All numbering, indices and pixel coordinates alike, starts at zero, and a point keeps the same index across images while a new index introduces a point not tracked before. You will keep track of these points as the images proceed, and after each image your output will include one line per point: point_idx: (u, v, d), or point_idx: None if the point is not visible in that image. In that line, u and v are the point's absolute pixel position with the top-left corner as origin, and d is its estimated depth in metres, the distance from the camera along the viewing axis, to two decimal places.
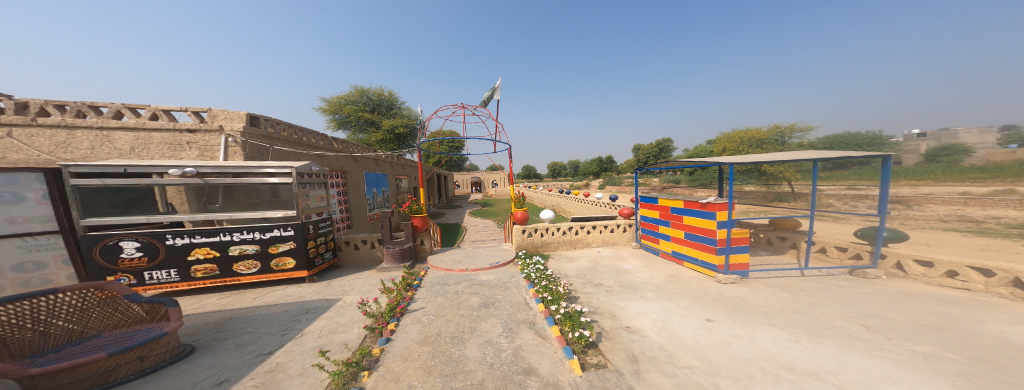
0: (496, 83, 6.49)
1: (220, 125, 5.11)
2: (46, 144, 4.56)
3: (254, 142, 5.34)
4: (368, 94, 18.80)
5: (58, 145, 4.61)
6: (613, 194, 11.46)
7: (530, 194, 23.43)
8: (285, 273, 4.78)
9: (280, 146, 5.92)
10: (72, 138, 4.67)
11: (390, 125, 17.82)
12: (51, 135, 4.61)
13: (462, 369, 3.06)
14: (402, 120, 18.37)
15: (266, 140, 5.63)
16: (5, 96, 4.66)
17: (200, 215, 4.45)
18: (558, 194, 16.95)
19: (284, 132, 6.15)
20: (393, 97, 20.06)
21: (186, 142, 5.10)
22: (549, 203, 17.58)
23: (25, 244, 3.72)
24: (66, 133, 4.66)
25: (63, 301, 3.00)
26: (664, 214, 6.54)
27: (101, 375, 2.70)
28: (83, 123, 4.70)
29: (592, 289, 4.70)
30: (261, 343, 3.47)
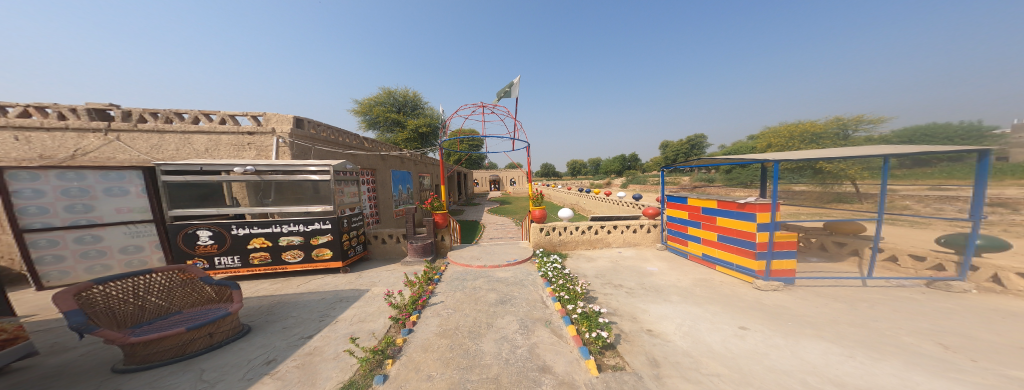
0: (516, 79, 6.52)
1: (273, 127, 5.78)
2: (145, 147, 5.53)
3: (299, 142, 5.99)
4: (395, 96, 20.03)
5: (153, 147, 5.56)
6: (637, 194, 10.63)
7: (548, 193, 23.14)
8: (323, 264, 5.25)
9: (320, 146, 6.58)
10: (163, 141, 5.61)
11: (414, 125, 18.77)
12: (149, 138, 5.58)
13: (478, 362, 3.15)
14: (426, 120, 19.34)
15: (309, 141, 6.29)
16: (116, 106, 5.71)
17: (257, 208, 5.04)
18: (579, 193, 16.58)
19: (323, 133, 6.80)
20: (418, 97, 21.14)
21: (247, 143, 5.84)
22: (571, 203, 17.26)
23: (129, 230, 4.63)
24: (158, 137, 5.61)
25: (155, 281, 3.60)
26: (694, 215, 6.12)
27: (180, 347, 3.20)
28: (171, 128, 5.64)
29: (611, 290, 4.52)
30: (302, 327, 3.86)
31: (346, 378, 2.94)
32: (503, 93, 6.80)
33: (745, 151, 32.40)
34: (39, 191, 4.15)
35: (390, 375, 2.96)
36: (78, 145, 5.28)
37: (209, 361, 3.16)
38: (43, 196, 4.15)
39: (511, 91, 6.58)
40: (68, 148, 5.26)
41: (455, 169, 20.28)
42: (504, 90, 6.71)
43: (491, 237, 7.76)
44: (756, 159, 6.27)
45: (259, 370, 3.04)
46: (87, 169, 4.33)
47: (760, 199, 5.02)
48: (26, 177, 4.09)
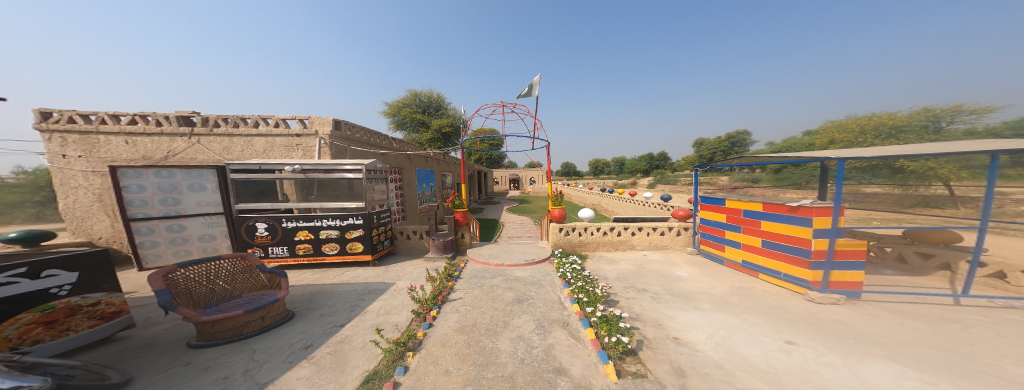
0: (536, 78, 6.59)
1: (316, 130, 6.33)
2: (218, 148, 6.19)
3: (337, 143, 6.57)
4: (420, 97, 21.30)
5: (225, 149, 6.25)
6: (665, 194, 10.11)
7: (568, 192, 22.81)
8: (356, 256, 5.66)
9: (355, 146, 7.16)
10: (232, 144, 6.30)
11: (438, 125, 19.73)
12: (223, 142, 6.27)
13: (494, 360, 3.15)
14: (449, 120, 20.22)
15: (345, 141, 6.87)
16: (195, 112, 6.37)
17: (301, 203, 5.58)
18: (601, 193, 15.98)
19: (358, 134, 7.37)
20: (441, 98, 22.16)
21: (297, 144, 6.37)
22: (592, 203, 16.68)
23: (205, 221, 5.41)
24: (228, 140, 6.27)
25: (222, 267, 4.14)
26: (733, 218, 5.59)
27: (238, 328, 3.65)
28: (240, 132, 6.28)
29: (635, 295, 4.27)
30: (336, 316, 4.19)
31: (371, 368, 3.13)
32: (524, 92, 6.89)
33: (799, 150, 29.03)
34: (141, 186, 5.01)
35: (410, 367, 3.09)
36: (169, 148, 6.05)
37: (259, 343, 3.56)
38: (144, 191, 5.02)
39: (531, 91, 6.66)
40: (163, 150, 6.06)
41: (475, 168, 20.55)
42: (524, 90, 6.79)
43: (511, 236, 7.79)
44: (811, 157, 5.57)
45: (299, 354, 3.36)
46: (175, 168, 5.13)
47: (817, 202, 4.42)
48: (133, 175, 4.95)
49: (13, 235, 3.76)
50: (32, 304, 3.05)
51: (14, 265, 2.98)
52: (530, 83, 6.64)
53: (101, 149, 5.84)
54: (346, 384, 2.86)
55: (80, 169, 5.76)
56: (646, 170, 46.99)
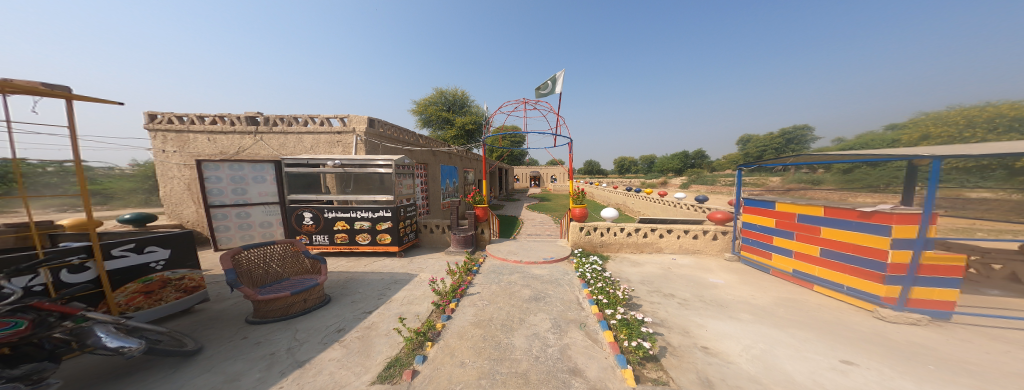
0: (558, 72, 6.64)
1: (352, 127, 6.21)
2: (277, 146, 6.23)
3: (370, 140, 6.42)
4: (445, 94, 21.75)
5: (282, 146, 6.24)
6: (702, 196, 9.37)
7: (589, 189, 22.26)
8: (384, 247, 5.83)
9: (388, 143, 7.03)
10: (288, 142, 6.26)
11: (461, 121, 20.39)
12: (280, 139, 6.24)
13: (508, 356, 3.14)
14: (472, 117, 20.79)
15: (378, 138, 6.73)
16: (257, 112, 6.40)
17: (339, 195, 5.82)
18: (626, 192, 15.24)
19: (390, 132, 7.22)
20: (465, 95, 22.62)
21: (338, 141, 6.26)
22: (615, 203, 15.98)
23: (265, 210, 5.77)
24: (284, 138, 6.24)
25: (276, 251, 4.64)
26: (784, 222, 4.92)
27: (285, 308, 4.09)
28: (294, 130, 6.20)
29: (660, 300, 3.99)
30: (365, 303, 4.49)
31: (393, 354, 3.31)
32: (546, 88, 6.90)
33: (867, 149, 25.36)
34: (218, 177, 5.40)
35: (428, 357, 3.20)
36: (237, 145, 6.15)
37: (301, 323, 3.96)
38: (220, 181, 5.41)
39: (553, 86, 6.70)
40: (236, 147, 6.16)
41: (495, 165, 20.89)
42: (546, 84, 6.87)
43: (531, 233, 7.76)
44: (893, 157, 4.75)
45: (332, 337, 3.67)
46: (242, 161, 5.45)
47: (904, 209, 3.68)
48: (213, 167, 5.34)
49: (127, 215, 4.72)
50: (136, 276, 3.69)
51: (123, 243, 3.57)
52: (553, 77, 6.73)
53: (191, 145, 6.07)
54: (371, 368, 3.05)
55: (176, 161, 6.07)
56: (681, 171, 43.97)
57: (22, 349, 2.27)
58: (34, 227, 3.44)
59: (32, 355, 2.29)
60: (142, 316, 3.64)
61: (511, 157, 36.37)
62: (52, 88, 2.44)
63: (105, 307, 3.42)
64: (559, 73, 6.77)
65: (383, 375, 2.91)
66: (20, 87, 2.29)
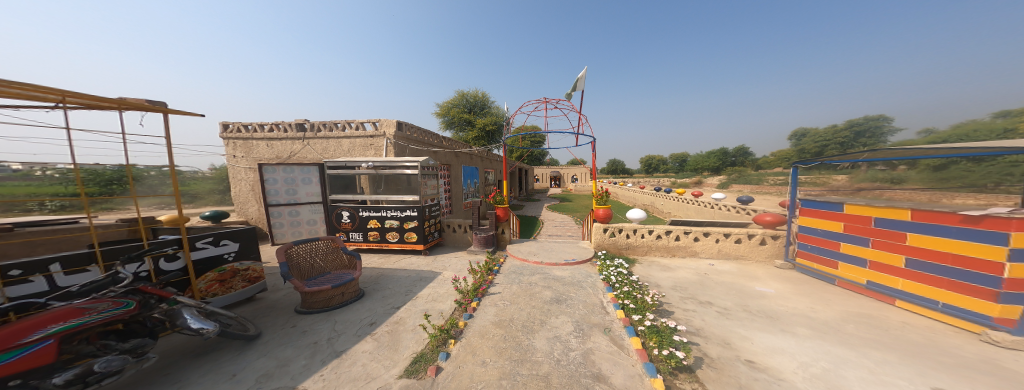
0: (580, 73, 6.60)
1: (383, 131, 6.67)
2: (320, 150, 6.96)
3: (399, 143, 6.84)
4: (467, 97, 22.33)
5: (325, 150, 6.96)
6: (744, 196, 8.47)
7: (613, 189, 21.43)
8: (410, 245, 6.09)
9: (414, 146, 7.46)
10: (330, 146, 6.95)
11: (481, 122, 20.84)
12: (324, 143, 6.95)
13: (529, 358, 3.05)
14: (493, 118, 21.17)
15: (406, 141, 7.16)
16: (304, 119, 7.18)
17: (371, 195, 6.20)
18: (654, 192, 14.34)
19: (416, 134, 7.64)
20: (486, 97, 23.06)
21: (371, 144, 6.77)
22: (641, 203, 15.11)
23: (312, 209, 6.41)
24: (326, 142, 6.94)
25: (320, 246, 5.01)
26: (853, 226, 4.20)
27: (327, 300, 4.42)
28: (335, 135, 6.86)
29: (695, 308, 3.62)
30: (394, 299, 4.70)
31: (419, 350, 3.41)
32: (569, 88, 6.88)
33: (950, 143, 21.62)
34: (275, 179, 6.10)
35: (451, 355, 3.25)
36: (290, 150, 6.99)
37: (338, 316, 4.27)
38: (276, 183, 6.11)
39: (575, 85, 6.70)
40: (288, 151, 7.00)
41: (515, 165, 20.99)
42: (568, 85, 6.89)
43: (553, 235, 7.61)
44: (1005, 151, 3.84)
45: (365, 330, 3.89)
46: (293, 165, 6.11)
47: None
48: (272, 171, 6.05)
49: (206, 212, 5.38)
50: (212, 266, 4.28)
51: (204, 237, 4.19)
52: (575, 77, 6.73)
53: (255, 150, 7.04)
54: (399, 363, 3.17)
55: (244, 165, 7.06)
56: (720, 171, 40.40)
57: (131, 326, 2.69)
58: (140, 222, 4.15)
59: (137, 330, 2.71)
60: (217, 302, 4.21)
61: (533, 158, 36.18)
62: (153, 104, 3.03)
63: (190, 292, 4.02)
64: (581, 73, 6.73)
65: (409, 370, 3.01)
66: (131, 103, 2.88)
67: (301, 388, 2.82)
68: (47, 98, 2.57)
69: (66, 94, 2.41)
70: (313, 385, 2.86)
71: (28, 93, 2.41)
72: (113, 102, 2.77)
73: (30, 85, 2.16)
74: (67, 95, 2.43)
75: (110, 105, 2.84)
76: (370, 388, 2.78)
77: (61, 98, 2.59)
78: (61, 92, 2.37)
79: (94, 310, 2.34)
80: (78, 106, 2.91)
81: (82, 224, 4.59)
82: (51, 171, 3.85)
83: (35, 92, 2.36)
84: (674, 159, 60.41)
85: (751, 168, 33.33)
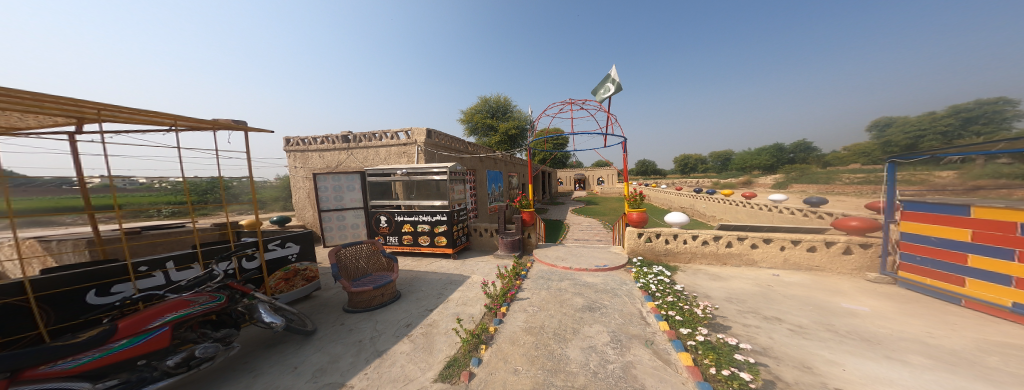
0: (613, 72, 6.38)
1: (415, 140, 7.05)
2: (362, 160, 7.63)
3: (429, 150, 7.17)
4: (489, 103, 22.82)
5: (365, 160, 7.61)
6: (816, 197, 7.18)
7: (645, 191, 20.12)
8: (440, 249, 6.24)
9: (441, 152, 7.79)
10: (369, 155, 7.58)
11: (505, 127, 21.08)
12: (365, 153, 7.61)
13: (563, 368, 2.82)
14: (516, 122, 21.50)
15: (434, 148, 7.48)
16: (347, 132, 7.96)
17: (405, 201, 6.49)
18: (694, 194, 13.08)
19: (444, 141, 7.97)
20: (508, 102, 23.48)
21: (405, 152, 7.19)
22: (679, 205, 13.86)
23: (356, 214, 6.97)
24: (367, 152, 7.58)
25: (363, 249, 5.23)
26: (986, 234, 3.28)
27: (369, 301, 4.63)
28: (374, 144, 7.46)
29: (759, 323, 3.06)
30: (427, 301, 4.74)
31: (450, 354, 3.36)
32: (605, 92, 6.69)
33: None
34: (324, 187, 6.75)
35: (483, 360, 3.14)
36: (336, 160, 7.77)
37: (378, 316, 4.43)
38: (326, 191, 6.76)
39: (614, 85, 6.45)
40: (335, 161, 7.80)
41: (540, 169, 20.80)
42: (602, 88, 6.67)
43: (582, 239, 7.25)
44: None
45: (402, 331, 3.97)
46: (339, 174, 6.71)
47: None
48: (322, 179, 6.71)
49: (275, 217, 6.15)
50: (279, 266, 4.81)
51: (273, 239, 4.73)
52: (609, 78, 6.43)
53: (310, 160, 7.95)
54: (434, 366, 3.16)
55: (301, 175, 7.97)
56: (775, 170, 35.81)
57: (221, 317, 3.07)
58: (228, 227, 4.86)
59: (226, 321, 3.09)
60: (284, 298, 4.71)
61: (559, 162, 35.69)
62: (238, 123, 3.57)
63: (264, 288, 4.55)
64: (616, 72, 6.46)
65: (443, 373, 2.97)
66: (222, 124, 3.43)
67: (349, 385, 2.93)
68: (163, 123, 3.18)
69: (178, 118, 2.96)
70: (359, 382, 2.95)
71: (151, 119, 3.01)
72: (210, 123, 3.34)
73: (152, 111, 2.69)
74: (178, 119, 2.98)
75: (207, 126, 3.42)
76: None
77: (172, 122, 3.20)
78: (174, 116, 2.92)
79: (196, 302, 2.71)
80: (184, 129, 3.56)
81: (186, 228, 5.52)
82: (165, 183, 4.76)
83: (156, 118, 2.94)
84: (717, 159, 55.17)
85: (816, 163, 29.01)
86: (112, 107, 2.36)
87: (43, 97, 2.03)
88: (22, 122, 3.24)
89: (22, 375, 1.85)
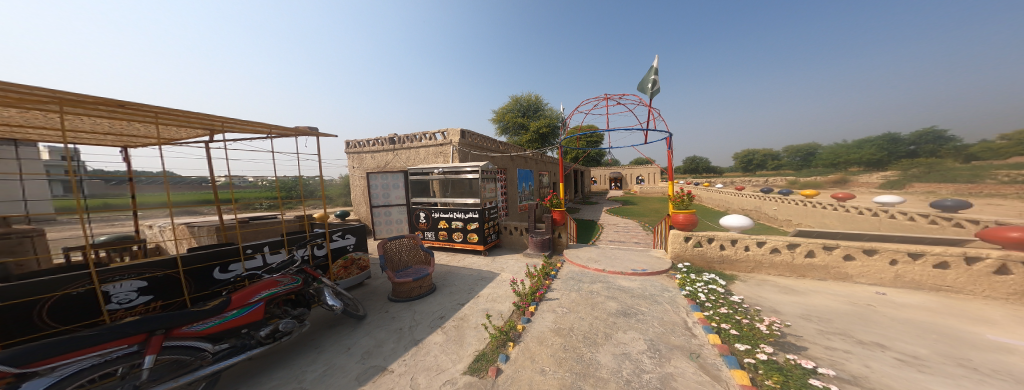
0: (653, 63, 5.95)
1: (449, 140, 7.51)
2: (405, 160, 8.41)
3: (462, 149, 7.56)
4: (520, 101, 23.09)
5: (407, 160, 8.37)
6: (950, 199, 5.45)
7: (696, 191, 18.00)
8: (472, 245, 6.44)
9: (473, 150, 8.14)
10: (411, 156, 8.31)
11: (536, 125, 21.06)
12: (407, 153, 8.37)
13: (593, 373, 2.60)
14: (547, 120, 21.41)
15: (467, 148, 7.86)
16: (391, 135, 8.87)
17: (441, 198, 6.89)
18: (758, 194, 11.27)
19: (477, 141, 8.32)
20: (539, 100, 23.56)
21: (441, 152, 7.71)
22: (737, 206, 12.07)
23: (400, 210, 7.67)
24: (409, 153, 8.34)
25: (405, 243, 5.68)
26: None
27: (409, 291, 4.98)
28: (414, 145, 8.17)
29: (850, 348, 2.40)
30: (459, 295, 4.89)
31: (478, 349, 3.38)
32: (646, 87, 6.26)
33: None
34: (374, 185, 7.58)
35: (511, 358, 3.09)
36: (384, 161, 8.71)
37: (416, 307, 4.72)
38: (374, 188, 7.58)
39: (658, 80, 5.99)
40: (383, 162, 8.75)
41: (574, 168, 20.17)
42: (647, 84, 6.19)
43: (618, 240, 6.74)
44: None
45: (436, 323, 4.16)
46: (385, 173, 7.50)
47: None
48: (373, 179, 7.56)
49: (339, 212, 7.14)
50: (340, 255, 5.49)
51: (337, 231, 5.40)
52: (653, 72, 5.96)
53: (364, 161, 9.04)
54: (464, 358, 3.22)
55: (358, 174, 9.10)
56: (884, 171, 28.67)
57: (298, 297, 3.65)
58: (304, 219, 5.75)
59: (301, 302, 3.65)
60: (343, 283, 5.38)
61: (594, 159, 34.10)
62: (314, 131, 4.33)
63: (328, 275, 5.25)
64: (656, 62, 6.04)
65: (472, 367, 2.99)
66: (303, 131, 4.20)
67: (390, 369, 3.15)
68: (262, 132, 4.03)
69: (273, 128, 3.74)
70: (398, 367, 3.16)
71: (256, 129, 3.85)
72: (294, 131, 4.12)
73: (257, 123, 3.45)
74: (272, 128, 3.76)
75: (292, 133, 4.22)
76: (439, 379, 2.87)
77: (268, 131, 4.04)
78: (270, 126, 3.70)
79: (282, 283, 3.26)
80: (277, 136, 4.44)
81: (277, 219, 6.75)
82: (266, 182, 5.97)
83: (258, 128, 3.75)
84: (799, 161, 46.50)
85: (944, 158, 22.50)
86: (230, 120, 3.11)
87: (190, 114, 2.78)
88: (177, 134, 4.42)
89: (173, 333, 2.29)
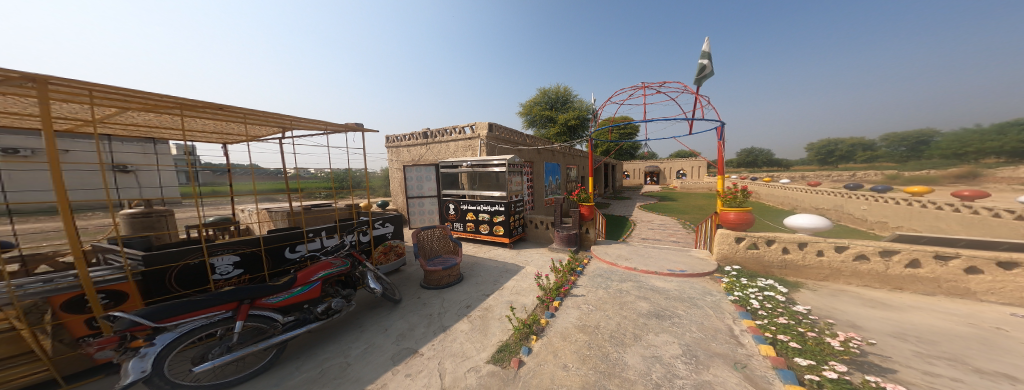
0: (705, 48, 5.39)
1: (478, 134, 7.70)
2: (437, 154, 8.85)
3: (490, 143, 7.70)
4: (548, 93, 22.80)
5: (440, 154, 8.79)
6: None
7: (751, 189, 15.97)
8: (498, 238, 6.53)
9: (501, 144, 8.22)
10: (442, 150, 8.71)
11: (564, 117, 20.55)
12: (439, 147, 8.80)
13: (620, 374, 2.41)
14: (575, 112, 20.82)
15: (495, 141, 7.98)
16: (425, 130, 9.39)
17: (469, 191, 7.04)
18: (837, 191, 9.49)
19: (505, 135, 8.39)
20: (568, 93, 23.08)
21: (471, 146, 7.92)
22: (811, 204, 10.31)
23: (432, 201, 8.10)
24: (440, 147, 8.76)
25: (435, 233, 5.93)
26: None
27: (439, 280, 5.17)
28: (446, 140, 8.54)
29: (964, 377, 1.86)
30: (485, 286, 4.96)
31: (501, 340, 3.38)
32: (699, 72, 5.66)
33: None
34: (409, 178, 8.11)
35: (534, 351, 3.02)
36: (418, 154, 9.27)
37: (445, 295, 4.90)
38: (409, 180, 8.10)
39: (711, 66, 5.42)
40: (417, 155, 9.32)
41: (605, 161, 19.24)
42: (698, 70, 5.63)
43: (652, 238, 6.25)
44: None
45: (462, 311, 4.27)
46: (419, 166, 7.96)
47: None
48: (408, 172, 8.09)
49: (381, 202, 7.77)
50: (380, 242, 5.95)
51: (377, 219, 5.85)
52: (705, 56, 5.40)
53: (401, 155, 9.72)
54: (488, 347, 3.25)
55: (396, 167, 9.80)
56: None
57: (347, 278, 4.02)
58: (353, 208, 6.33)
59: (349, 283, 4.02)
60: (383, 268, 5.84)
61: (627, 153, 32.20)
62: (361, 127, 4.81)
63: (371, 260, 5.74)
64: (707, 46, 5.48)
65: (495, 356, 2.99)
66: (352, 127, 4.69)
67: (420, 351, 3.31)
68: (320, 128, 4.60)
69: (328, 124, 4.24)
70: (427, 351, 3.30)
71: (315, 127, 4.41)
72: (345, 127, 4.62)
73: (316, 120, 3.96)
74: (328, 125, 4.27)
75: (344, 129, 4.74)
76: (464, 365, 2.93)
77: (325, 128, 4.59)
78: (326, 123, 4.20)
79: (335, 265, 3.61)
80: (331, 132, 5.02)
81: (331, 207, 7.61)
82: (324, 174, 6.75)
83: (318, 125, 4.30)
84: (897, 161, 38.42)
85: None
86: (296, 119, 3.62)
87: (268, 114, 3.32)
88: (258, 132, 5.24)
89: (256, 303, 2.68)
